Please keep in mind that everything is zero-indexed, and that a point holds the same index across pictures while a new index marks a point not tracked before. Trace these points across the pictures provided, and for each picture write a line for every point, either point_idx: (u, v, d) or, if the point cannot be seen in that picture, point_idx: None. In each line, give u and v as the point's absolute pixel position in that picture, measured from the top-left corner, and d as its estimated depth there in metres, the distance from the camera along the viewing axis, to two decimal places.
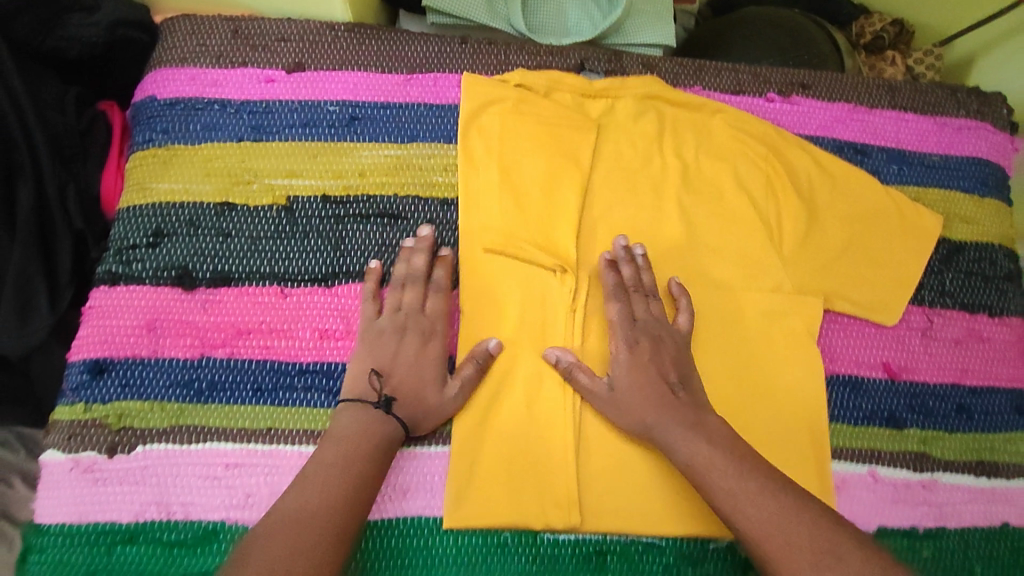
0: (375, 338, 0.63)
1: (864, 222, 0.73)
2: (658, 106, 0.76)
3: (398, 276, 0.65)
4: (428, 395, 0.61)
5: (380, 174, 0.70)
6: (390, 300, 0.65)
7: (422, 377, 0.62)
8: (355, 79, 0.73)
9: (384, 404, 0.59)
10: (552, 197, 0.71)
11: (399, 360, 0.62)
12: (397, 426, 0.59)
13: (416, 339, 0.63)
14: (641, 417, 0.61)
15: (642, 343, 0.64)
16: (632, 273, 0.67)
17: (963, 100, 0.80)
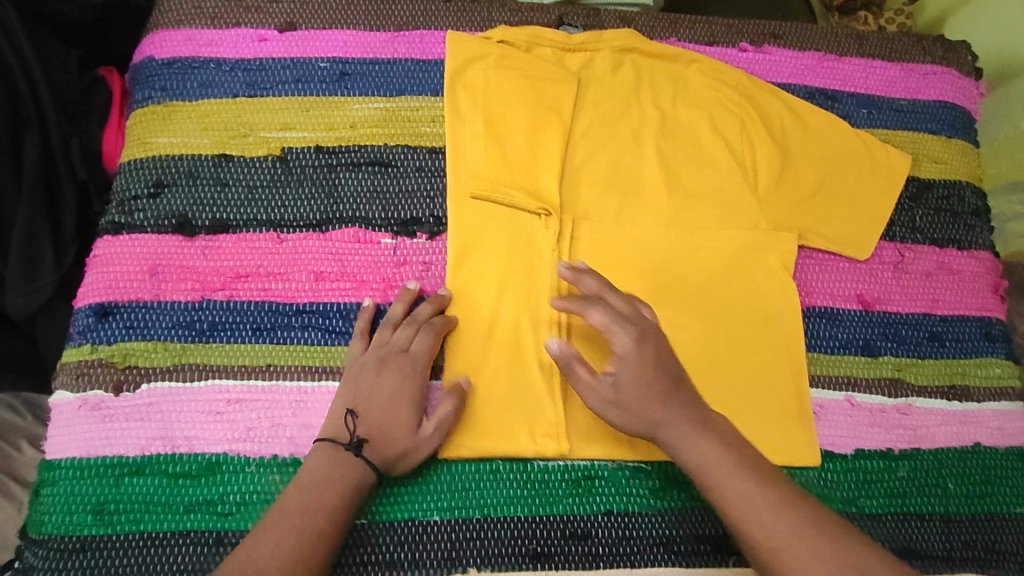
0: (356, 374, 0.61)
1: (837, 161, 0.76)
2: (635, 58, 0.79)
3: (394, 315, 0.64)
4: (402, 435, 0.59)
5: (370, 125, 0.73)
6: (380, 336, 0.63)
7: (399, 417, 0.60)
8: (344, 38, 0.76)
9: (355, 446, 0.57)
10: (534, 144, 0.73)
11: (375, 397, 0.60)
12: (369, 470, 0.57)
13: (396, 375, 0.61)
14: (640, 364, 0.59)
15: (648, 338, 0.59)
16: (594, 282, 0.62)
17: (929, 47, 0.85)
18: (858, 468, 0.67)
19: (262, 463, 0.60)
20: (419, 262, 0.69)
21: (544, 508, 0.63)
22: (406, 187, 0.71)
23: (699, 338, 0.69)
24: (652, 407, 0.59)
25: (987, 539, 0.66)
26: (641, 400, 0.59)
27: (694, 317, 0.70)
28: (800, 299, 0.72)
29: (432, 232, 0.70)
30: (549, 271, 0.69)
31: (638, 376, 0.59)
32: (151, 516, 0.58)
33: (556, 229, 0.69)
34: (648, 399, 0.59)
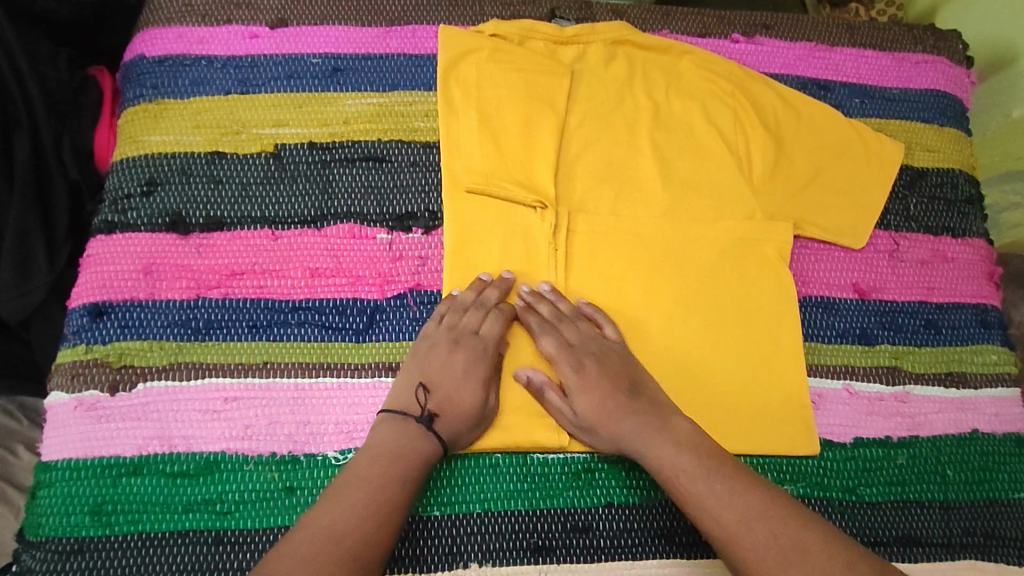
0: (426, 353, 0.62)
1: (830, 151, 0.76)
2: (627, 51, 0.79)
3: (464, 298, 0.65)
4: (472, 412, 0.60)
5: (364, 121, 0.73)
6: (450, 317, 0.64)
7: (471, 396, 0.61)
8: (337, 34, 0.76)
9: (426, 420, 0.59)
10: (529, 137, 0.73)
11: (446, 375, 0.61)
12: (436, 444, 0.58)
13: (467, 357, 0.62)
14: (602, 385, 0.62)
15: (587, 365, 0.63)
16: (551, 308, 0.66)
17: (919, 36, 0.85)
18: (857, 456, 0.67)
19: (259, 461, 0.59)
20: (414, 256, 0.68)
21: (544, 502, 0.63)
22: (401, 182, 0.71)
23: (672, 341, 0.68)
24: (609, 429, 0.61)
25: (986, 524, 0.66)
26: (594, 421, 0.61)
27: (690, 309, 0.70)
28: (796, 288, 0.72)
29: (428, 227, 0.69)
30: (546, 266, 0.69)
31: (594, 400, 0.61)
32: (148, 516, 0.57)
33: (552, 222, 0.69)
34: (603, 420, 0.61)
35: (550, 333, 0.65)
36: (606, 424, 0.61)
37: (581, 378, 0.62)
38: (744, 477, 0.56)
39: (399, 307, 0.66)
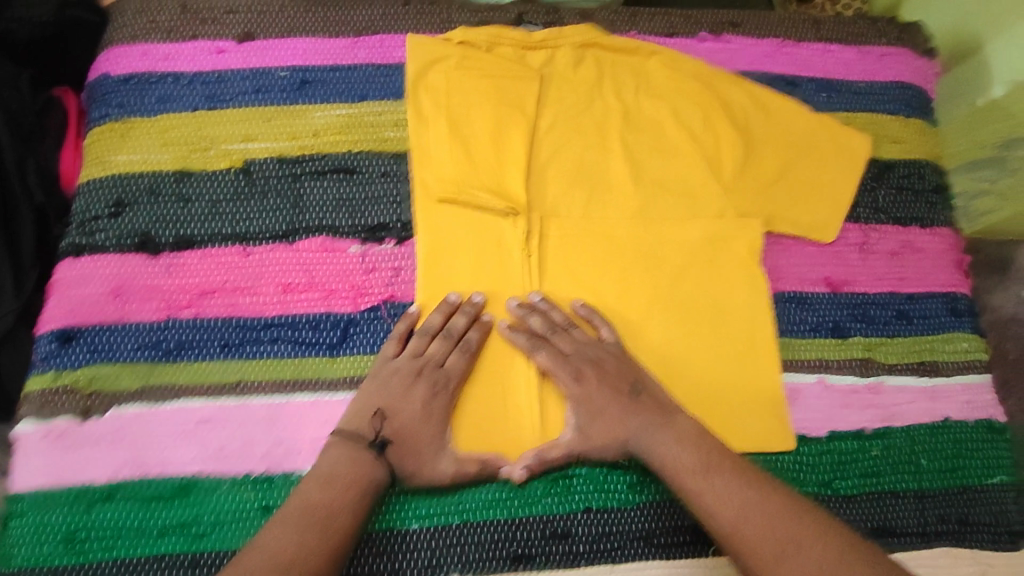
0: (387, 378, 0.62)
1: (799, 147, 0.78)
2: (596, 53, 0.79)
3: (431, 324, 0.65)
4: (423, 447, 0.61)
5: (333, 133, 0.73)
6: (415, 343, 0.64)
7: (425, 431, 0.61)
8: (303, 46, 0.75)
9: (378, 448, 0.59)
10: (499, 144, 0.73)
11: (405, 404, 0.61)
12: (383, 472, 0.58)
13: (427, 388, 0.62)
14: (603, 392, 0.63)
15: (587, 375, 0.64)
16: (541, 320, 0.67)
17: (883, 29, 0.86)
18: (832, 450, 0.68)
19: (235, 481, 0.59)
20: (388, 268, 0.69)
21: (523, 510, 0.63)
22: (372, 193, 0.71)
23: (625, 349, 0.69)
24: (612, 430, 0.62)
25: (960, 511, 0.68)
26: (598, 426, 0.62)
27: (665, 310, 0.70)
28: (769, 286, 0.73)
29: (400, 237, 0.70)
30: (519, 273, 0.69)
31: (593, 408, 0.63)
32: (122, 542, 0.57)
33: (524, 229, 0.70)
34: (605, 421, 0.62)
35: (544, 346, 0.65)
36: (609, 427, 0.62)
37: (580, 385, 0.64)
38: (721, 477, 0.57)
39: (373, 319, 0.67)
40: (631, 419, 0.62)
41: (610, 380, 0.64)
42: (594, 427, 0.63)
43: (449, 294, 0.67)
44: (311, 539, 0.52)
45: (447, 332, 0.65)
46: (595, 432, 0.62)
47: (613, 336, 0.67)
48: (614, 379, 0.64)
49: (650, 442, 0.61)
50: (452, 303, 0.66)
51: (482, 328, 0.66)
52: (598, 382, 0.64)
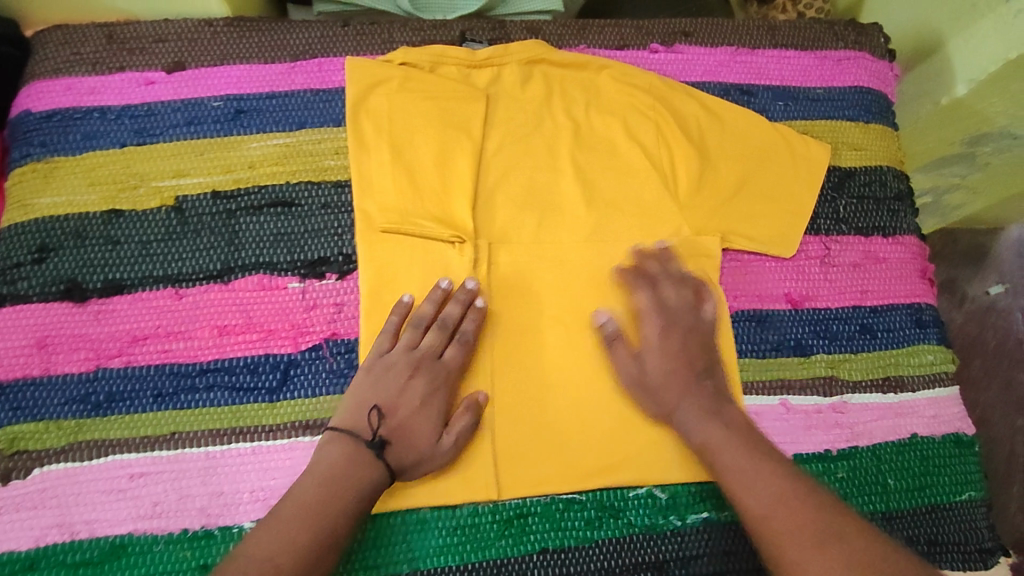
0: (382, 372, 0.61)
1: (755, 158, 0.76)
2: (544, 69, 0.76)
3: (423, 315, 0.63)
4: (422, 443, 0.59)
5: (270, 164, 0.70)
6: (409, 336, 0.63)
7: (424, 424, 0.60)
8: (238, 73, 0.72)
9: (376, 445, 0.57)
10: (445, 169, 0.71)
11: (404, 399, 0.60)
12: (382, 474, 0.57)
13: (426, 382, 0.61)
14: (680, 355, 0.63)
15: (674, 333, 0.64)
16: (658, 267, 0.68)
17: (841, 33, 0.83)
18: None
19: (170, 540, 0.56)
20: (329, 304, 0.66)
21: (475, 554, 0.60)
22: (312, 226, 0.68)
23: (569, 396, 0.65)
24: (673, 394, 0.61)
25: (930, 532, 0.66)
26: (658, 379, 0.62)
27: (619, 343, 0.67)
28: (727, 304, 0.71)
29: (342, 271, 0.67)
30: None
31: (666, 364, 0.62)
32: None
33: (471, 257, 0.68)
34: (672, 379, 0.62)
35: (648, 287, 0.66)
36: (671, 384, 0.62)
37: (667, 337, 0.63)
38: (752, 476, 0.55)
39: (314, 359, 0.64)
40: (687, 393, 0.61)
41: (688, 351, 0.63)
42: (659, 382, 0.62)
43: (439, 280, 0.65)
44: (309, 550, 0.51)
45: (443, 322, 0.63)
46: (657, 384, 0.62)
47: (711, 315, 0.66)
48: (695, 345, 0.63)
49: (705, 421, 0.60)
50: (444, 290, 0.64)
51: (478, 315, 0.64)
52: (681, 342, 0.63)
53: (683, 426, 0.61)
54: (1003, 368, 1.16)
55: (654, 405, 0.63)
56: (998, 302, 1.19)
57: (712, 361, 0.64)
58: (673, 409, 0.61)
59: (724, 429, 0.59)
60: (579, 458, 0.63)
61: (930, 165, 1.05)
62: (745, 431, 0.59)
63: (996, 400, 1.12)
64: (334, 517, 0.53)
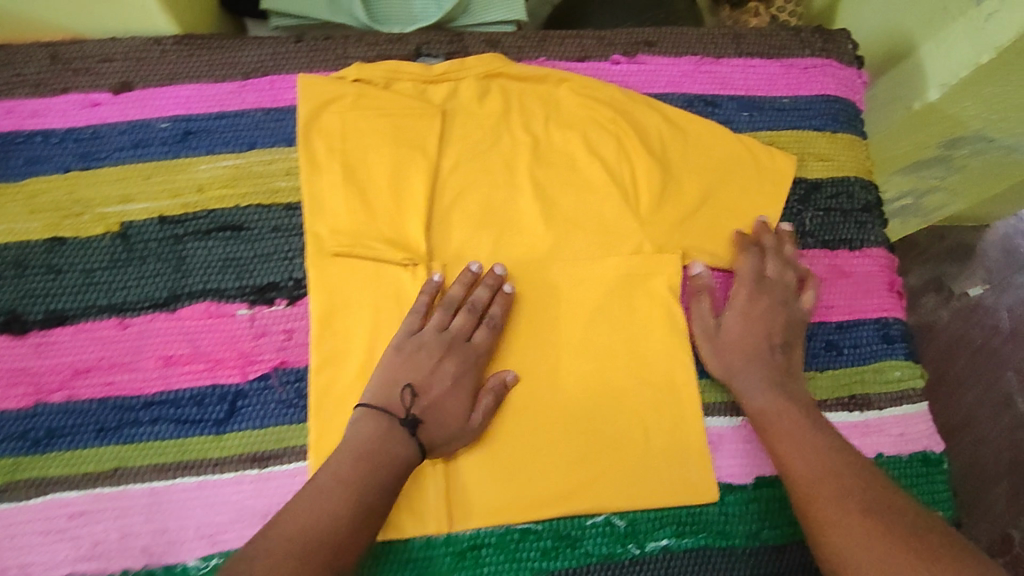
0: (412, 353, 0.63)
1: (719, 172, 0.74)
2: (503, 83, 0.74)
3: (453, 298, 0.66)
4: (453, 421, 0.62)
5: (219, 187, 0.68)
6: (439, 317, 0.65)
7: (455, 405, 0.62)
8: (187, 93, 0.70)
9: (410, 424, 0.60)
10: (399, 189, 0.69)
11: (435, 379, 0.63)
12: (415, 450, 0.60)
13: (456, 363, 0.64)
14: (762, 324, 0.70)
15: (776, 307, 0.70)
16: (774, 242, 0.73)
17: (808, 40, 0.81)
18: (757, 498, 0.66)
19: None
20: (279, 332, 0.65)
21: None
22: (262, 250, 0.67)
23: (521, 423, 0.65)
24: (740, 359, 0.68)
25: None
26: (724, 343, 0.69)
27: (575, 364, 0.67)
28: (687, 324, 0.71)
29: (292, 297, 0.66)
30: None
31: (745, 331, 0.69)
32: None
33: (424, 280, 0.67)
34: (741, 346, 0.69)
35: (757, 255, 0.72)
36: (737, 350, 0.69)
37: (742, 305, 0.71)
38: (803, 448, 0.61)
39: (263, 389, 0.63)
40: (757, 367, 0.68)
41: (769, 325, 0.70)
42: (732, 347, 0.69)
43: (469, 262, 0.67)
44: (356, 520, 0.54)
45: (473, 305, 0.65)
46: (721, 347, 0.69)
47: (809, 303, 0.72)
48: (768, 321, 0.70)
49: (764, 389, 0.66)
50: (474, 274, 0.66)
51: (504, 300, 0.66)
52: (761, 314, 0.70)
53: (739, 390, 0.68)
54: (988, 366, 1.19)
55: (715, 364, 0.69)
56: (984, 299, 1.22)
57: (779, 337, 0.70)
58: (733, 372, 0.68)
59: (780, 401, 0.65)
60: (577, 452, 0.65)
61: (905, 170, 1.06)
62: (794, 403, 0.65)
63: (983, 395, 1.17)
64: (371, 490, 0.56)
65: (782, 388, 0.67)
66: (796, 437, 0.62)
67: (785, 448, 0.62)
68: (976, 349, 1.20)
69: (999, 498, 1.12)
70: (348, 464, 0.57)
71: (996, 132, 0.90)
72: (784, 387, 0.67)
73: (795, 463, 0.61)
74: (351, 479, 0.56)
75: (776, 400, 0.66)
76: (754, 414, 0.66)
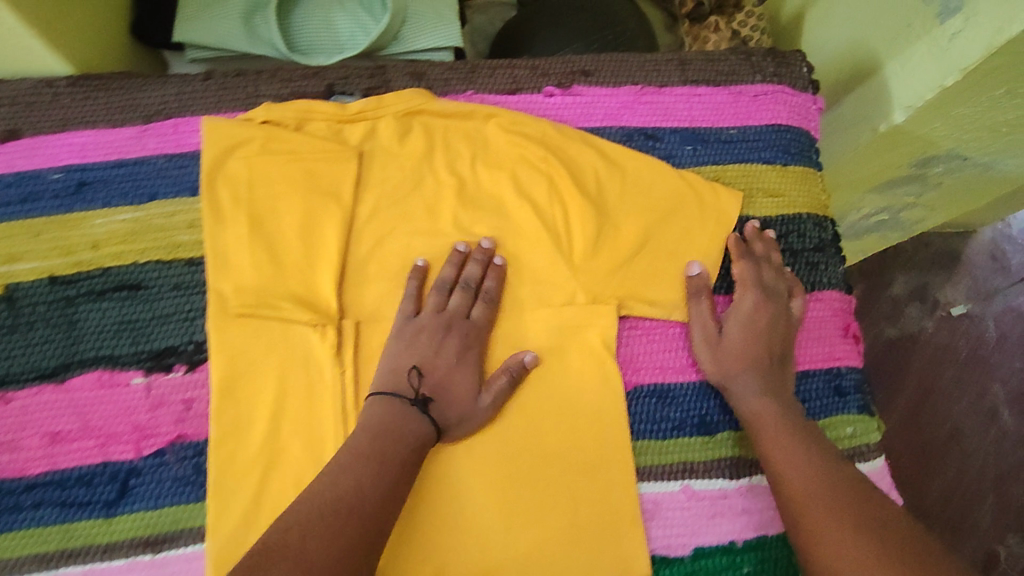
0: (413, 336, 0.63)
1: (659, 213, 0.69)
2: (425, 121, 0.69)
3: (446, 278, 0.65)
4: (463, 399, 0.62)
5: (116, 243, 0.63)
6: (435, 300, 0.65)
7: (461, 382, 0.63)
8: (82, 139, 0.65)
9: (420, 404, 0.60)
10: (310, 241, 0.64)
11: (440, 360, 0.62)
12: (431, 427, 0.60)
13: (458, 341, 0.63)
14: (763, 329, 0.66)
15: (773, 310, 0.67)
16: (765, 247, 0.70)
17: (758, 64, 0.75)
18: (697, 570, 0.64)
19: None
20: (177, 402, 0.62)
21: None
22: (159, 311, 0.63)
23: (444, 496, 0.62)
24: (735, 369, 0.65)
25: None
26: (718, 353, 0.66)
27: (499, 429, 0.64)
28: (623, 383, 0.66)
29: (191, 363, 0.62)
30: (331, 395, 0.62)
31: (746, 334, 0.66)
32: None
33: (333, 342, 0.62)
34: (745, 354, 0.65)
35: (752, 264, 0.69)
36: (731, 360, 0.65)
37: (747, 308, 0.67)
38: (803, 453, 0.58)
39: (158, 466, 0.60)
40: (760, 371, 0.65)
41: (769, 326, 0.67)
42: (738, 348, 0.65)
43: (456, 244, 0.66)
44: (378, 496, 0.53)
45: (468, 283, 0.65)
46: (715, 355, 0.66)
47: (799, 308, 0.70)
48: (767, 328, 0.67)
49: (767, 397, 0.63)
50: (462, 253, 0.66)
51: (498, 274, 0.66)
52: (764, 324, 0.66)
53: (736, 400, 0.65)
54: (975, 379, 1.22)
55: (710, 372, 0.66)
56: (971, 309, 1.26)
57: (774, 346, 0.66)
58: (729, 381, 0.65)
59: (774, 412, 0.62)
60: (525, 507, 0.63)
61: (879, 188, 1.02)
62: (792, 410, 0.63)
63: (966, 411, 1.20)
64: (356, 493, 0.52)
65: (777, 398, 0.63)
66: (791, 443, 0.59)
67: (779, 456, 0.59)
68: (960, 362, 1.23)
69: (986, 515, 1.16)
70: (365, 440, 0.56)
71: (969, 150, 0.89)
72: (782, 394, 0.64)
73: (791, 472, 0.57)
74: (357, 464, 0.54)
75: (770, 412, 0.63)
76: (751, 424, 0.63)
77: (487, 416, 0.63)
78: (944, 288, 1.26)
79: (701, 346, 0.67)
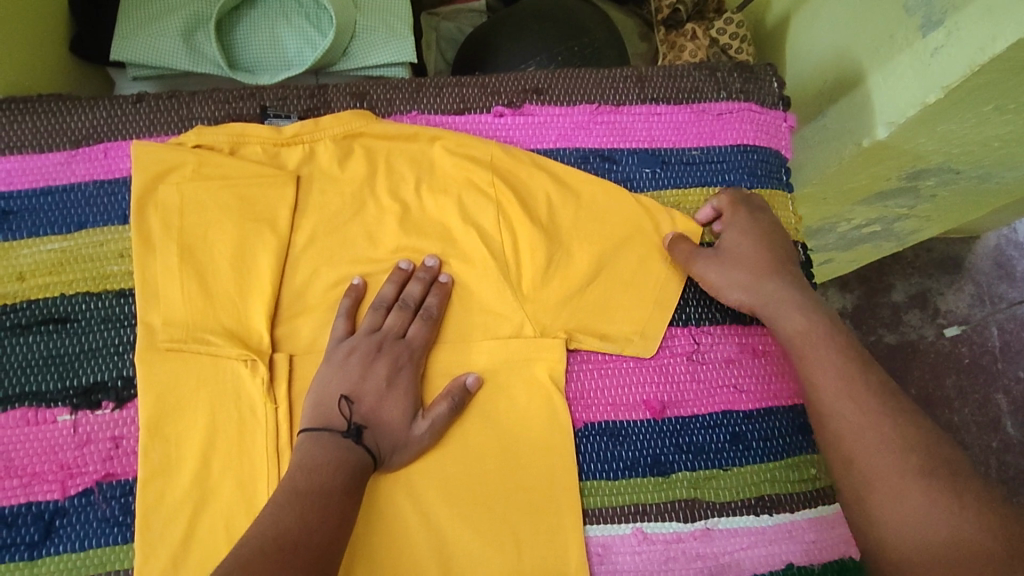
0: (344, 360, 0.59)
1: (613, 239, 0.66)
2: (367, 143, 0.66)
3: (385, 297, 0.62)
4: (396, 426, 0.58)
5: (42, 274, 0.62)
6: (370, 320, 0.61)
7: (394, 408, 0.59)
8: (8, 166, 0.63)
9: (354, 434, 0.56)
10: (242, 271, 0.62)
11: (369, 384, 0.58)
12: (367, 457, 0.56)
13: (390, 362, 0.60)
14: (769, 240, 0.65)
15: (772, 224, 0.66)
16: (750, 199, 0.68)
17: (724, 80, 0.71)
18: None
19: None
20: (105, 440, 0.59)
21: None
22: (87, 345, 0.61)
23: (381, 538, 0.59)
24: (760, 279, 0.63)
25: None
26: (732, 268, 0.64)
27: (441, 470, 0.61)
28: (571, 420, 0.63)
29: (120, 399, 0.60)
30: (263, 434, 0.59)
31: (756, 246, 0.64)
32: None
33: (263, 379, 0.60)
34: (758, 265, 0.64)
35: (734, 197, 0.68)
36: (747, 271, 0.63)
37: (749, 222, 0.65)
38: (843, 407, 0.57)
39: (84, 506, 0.58)
40: (777, 280, 0.63)
41: (774, 238, 0.65)
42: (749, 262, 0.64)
43: (399, 261, 0.63)
44: (326, 528, 0.50)
45: (408, 302, 0.62)
46: (730, 273, 0.64)
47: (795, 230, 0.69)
48: (776, 238, 0.65)
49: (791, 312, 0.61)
50: (404, 270, 0.63)
51: (441, 291, 0.63)
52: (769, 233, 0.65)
53: (766, 317, 0.63)
54: (977, 387, 1.17)
55: (733, 294, 0.64)
56: (974, 315, 1.20)
57: (782, 254, 0.65)
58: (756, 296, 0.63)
59: (806, 322, 0.61)
60: (467, 553, 0.59)
61: (869, 200, 0.93)
62: (824, 317, 0.61)
63: (967, 420, 1.15)
64: (313, 515, 0.50)
65: (806, 305, 0.62)
66: (836, 378, 0.57)
67: (826, 381, 0.57)
68: (962, 369, 1.18)
69: None
70: (301, 476, 0.52)
71: (961, 163, 0.83)
72: (813, 302, 0.62)
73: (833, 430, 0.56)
74: (306, 488, 0.51)
75: (804, 321, 0.61)
76: (787, 341, 0.61)
77: (423, 445, 0.59)
78: (944, 295, 1.20)
79: (712, 268, 0.64)
